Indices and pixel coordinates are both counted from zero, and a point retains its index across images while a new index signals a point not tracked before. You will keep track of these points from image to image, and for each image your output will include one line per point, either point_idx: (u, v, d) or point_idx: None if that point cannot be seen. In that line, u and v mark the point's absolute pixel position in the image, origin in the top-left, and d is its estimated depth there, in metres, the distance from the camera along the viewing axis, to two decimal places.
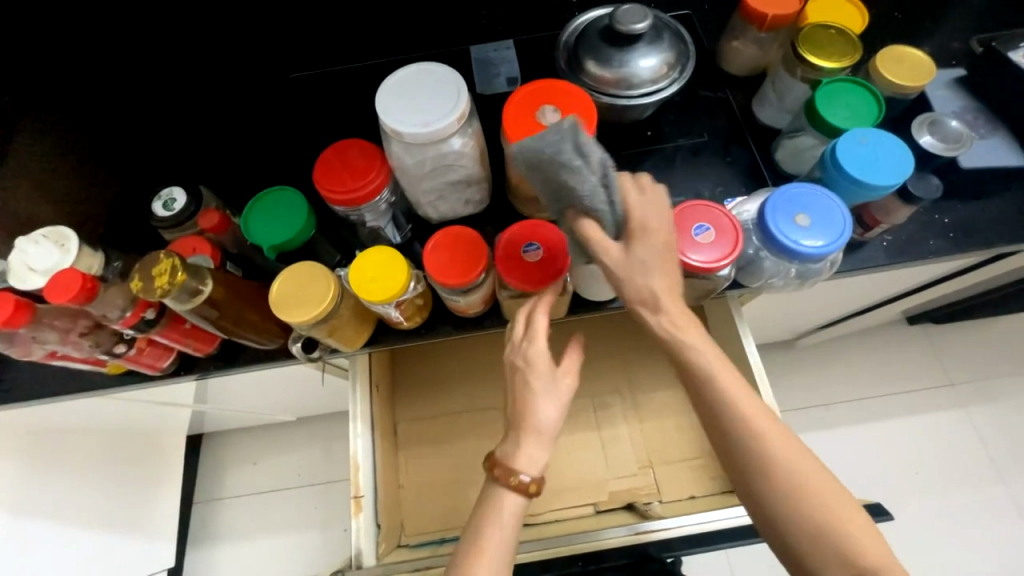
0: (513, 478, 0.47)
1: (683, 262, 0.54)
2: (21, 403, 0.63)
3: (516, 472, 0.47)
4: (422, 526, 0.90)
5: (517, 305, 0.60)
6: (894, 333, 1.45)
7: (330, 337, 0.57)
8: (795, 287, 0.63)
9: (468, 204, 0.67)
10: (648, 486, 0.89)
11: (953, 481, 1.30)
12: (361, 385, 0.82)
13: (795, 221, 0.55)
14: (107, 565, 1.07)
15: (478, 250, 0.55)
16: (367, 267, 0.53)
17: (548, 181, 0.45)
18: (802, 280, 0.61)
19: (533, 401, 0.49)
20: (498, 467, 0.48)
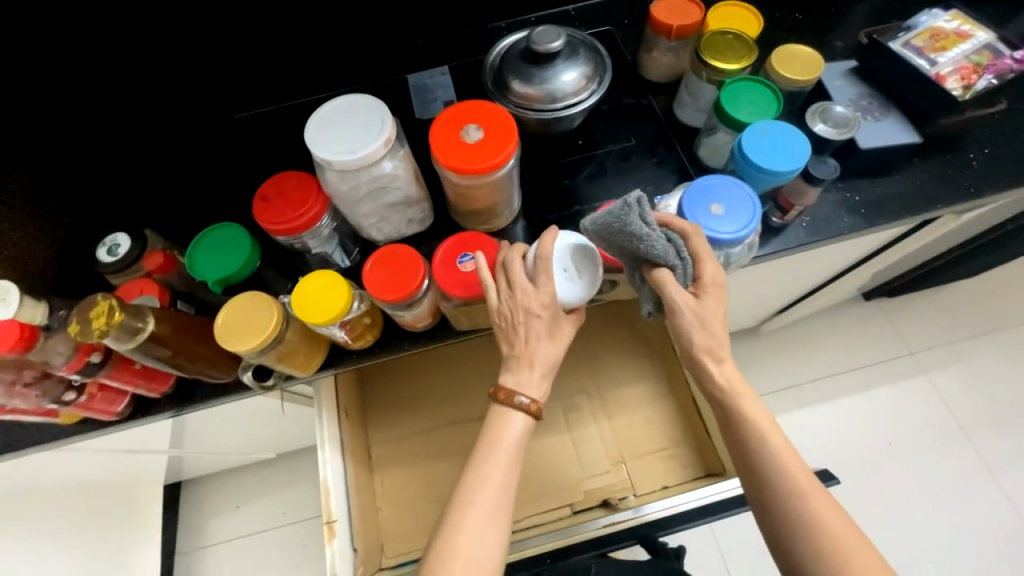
0: (514, 399, 0.53)
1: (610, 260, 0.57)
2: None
3: (518, 395, 0.53)
4: (403, 547, 0.89)
5: (462, 314, 0.63)
6: (851, 310, 1.51)
7: (280, 364, 0.58)
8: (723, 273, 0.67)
9: (411, 223, 0.70)
10: (621, 481, 0.91)
11: (924, 446, 1.34)
12: (327, 410, 0.82)
13: (709, 212, 0.59)
14: None
15: (416, 264, 0.57)
16: (310, 290, 0.55)
17: (621, 245, 0.53)
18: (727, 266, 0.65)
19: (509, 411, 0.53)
20: (504, 390, 0.53)
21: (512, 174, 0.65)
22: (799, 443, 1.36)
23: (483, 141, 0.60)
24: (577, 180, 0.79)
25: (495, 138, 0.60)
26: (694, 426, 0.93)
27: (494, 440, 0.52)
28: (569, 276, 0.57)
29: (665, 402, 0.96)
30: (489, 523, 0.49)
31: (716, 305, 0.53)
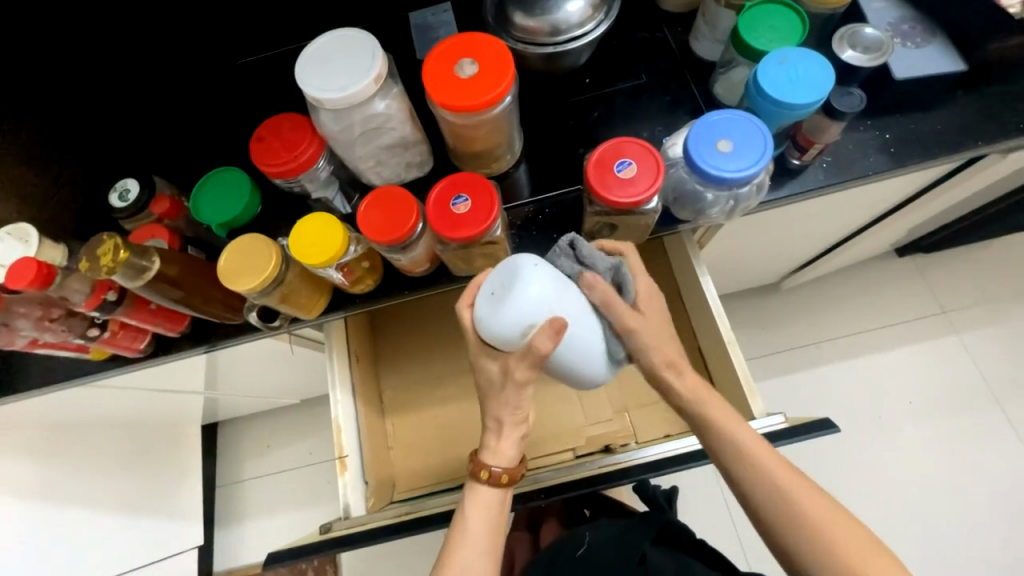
0: (487, 471, 0.61)
1: (608, 201, 0.55)
2: (21, 394, 0.69)
3: (489, 467, 0.61)
4: (414, 483, 0.95)
5: (458, 259, 0.63)
6: (883, 267, 1.44)
7: (283, 305, 0.61)
8: (729, 218, 0.64)
9: (409, 168, 0.68)
10: (623, 429, 0.92)
11: (948, 406, 1.30)
12: (338, 355, 0.86)
13: (717, 151, 0.56)
14: (134, 545, 1.16)
15: (409, 207, 0.57)
16: (306, 233, 0.56)
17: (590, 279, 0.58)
18: (733, 209, 0.62)
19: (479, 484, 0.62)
20: (478, 465, 0.61)
21: (509, 112, 0.62)
22: (815, 400, 1.34)
23: (477, 77, 0.57)
24: (583, 122, 0.75)
25: (490, 73, 0.57)
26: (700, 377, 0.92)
27: (467, 512, 0.61)
28: (497, 297, 0.50)
29: None
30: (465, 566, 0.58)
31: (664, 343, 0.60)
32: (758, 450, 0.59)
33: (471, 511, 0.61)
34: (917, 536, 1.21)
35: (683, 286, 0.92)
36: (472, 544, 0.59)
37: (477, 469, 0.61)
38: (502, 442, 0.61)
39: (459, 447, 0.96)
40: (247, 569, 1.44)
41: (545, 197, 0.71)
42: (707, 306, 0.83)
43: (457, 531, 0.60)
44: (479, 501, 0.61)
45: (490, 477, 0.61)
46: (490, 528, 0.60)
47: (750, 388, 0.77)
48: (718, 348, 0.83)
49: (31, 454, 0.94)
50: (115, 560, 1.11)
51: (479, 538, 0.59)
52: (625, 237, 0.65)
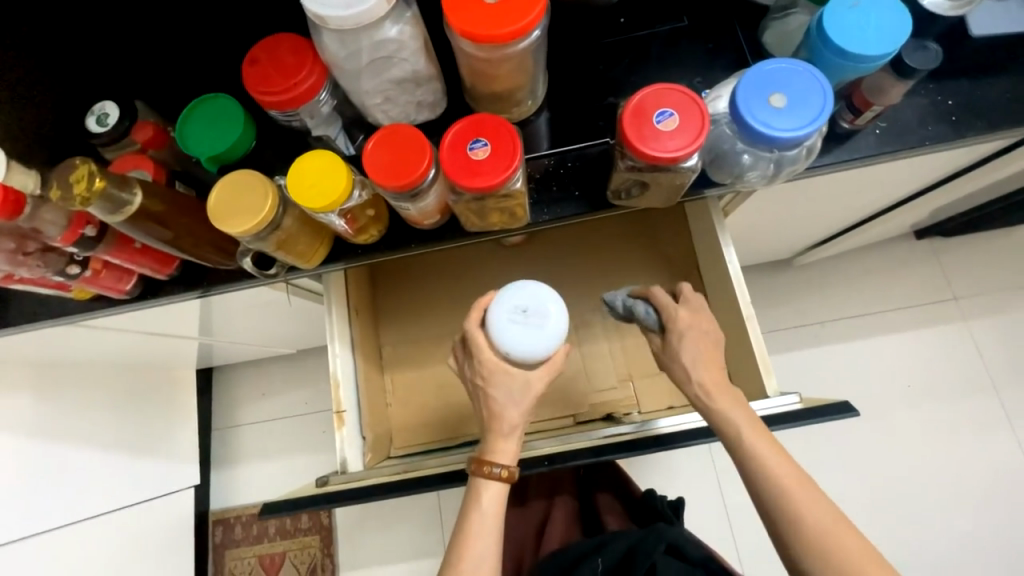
0: (489, 468, 0.60)
1: (644, 156, 0.49)
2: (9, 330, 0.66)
3: (494, 464, 0.61)
4: (411, 440, 0.94)
5: (472, 212, 0.57)
6: (898, 249, 1.39)
7: (280, 252, 0.56)
8: (772, 181, 0.58)
9: (420, 108, 0.62)
10: (628, 398, 0.91)
11: (945, 391, 1.30)
12: (337, 306, 0.83)
13: (768, 105, 0.50)
14: (124, 480, 1.17)
15: (421, 149, 0.51)
16: (304, 174, 0.51)
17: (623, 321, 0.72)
18: (779, 171, 0.56)
19: (479, 490, 0.61)
20: (479, 462, 0.61)
21: (536, 47, 0.55)
22: (813, 378, 1.33)
23: (504, 2, 0.50)
24: (614, 68, 0.68)
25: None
26: None
27: (471, 510, 0.61)
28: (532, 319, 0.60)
29: None
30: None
31: (693, 346, 0.65)
32: (752, 435, 0.59)
33: (484, 503, 0.60)
34: (896, 513, 1.24)
35: (701, 254, 0.88)
36: (479, 541, 0.59)
37: (478, 465, 0.61)
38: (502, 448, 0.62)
39: (459, 406, 0.94)
40: (245, 509, 1.49)
41: (569, 149, 0.65)
42: (727, 278, 0.79)
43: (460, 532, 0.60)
44: (487, 502, 0.60)
45: (492, 475, 0.60)
46: (499, 519, 0.60)
47: (766, 365, 0.73)
48: (734, 322, 0.79)
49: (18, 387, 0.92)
50: (112, 495, 1.14)
51: (486, 529, 0.59)
52: (654, 197, 0.59)
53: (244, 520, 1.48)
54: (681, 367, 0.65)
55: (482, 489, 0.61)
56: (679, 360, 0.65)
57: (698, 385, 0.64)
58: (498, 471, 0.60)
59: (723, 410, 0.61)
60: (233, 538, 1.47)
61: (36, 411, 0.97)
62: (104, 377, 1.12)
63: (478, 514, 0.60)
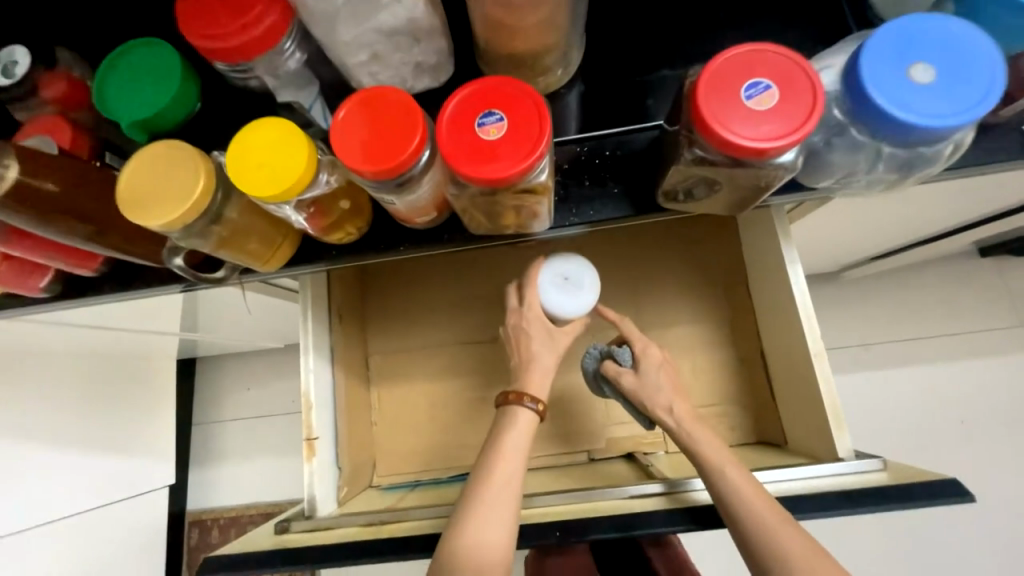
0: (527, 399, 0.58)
1: (723, 144, 0.35)
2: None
3: (525, 394, 0.59)
4: (397, 467, 0.81)
5: (478, 209, 0.43)
6: (959, 266, 1.23)
7: (225, 252, 0.42)
8: (897, 184, 0.42)
9: (419, 71, 0.48)
10: (653, 435, 0.77)
11: (1007, 431, 1.14)
12: (313, 311, 0.70)
13: (905, 78, 0.35)
14: (91, 480, 1.06)
15: (410, 120, 0.37)
16: (251, 150, 0.37)
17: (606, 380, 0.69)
18: (906, 173, 0.40)
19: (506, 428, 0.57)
20: (513, 393, 0.58)
21: None
22: (855, 408, 1.18)
23: None
24: (670, 32, 0.53)
25: None
26: (756, 385, 0.75)
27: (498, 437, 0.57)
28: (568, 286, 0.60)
29: (724, 352, 0.78)
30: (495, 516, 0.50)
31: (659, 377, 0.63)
32: (723, 456, 0.54)
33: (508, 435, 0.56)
34: (943, 567, 1.10)
35: (754, 271, 0.73)
36: (498, 482, 0.53)
37: (506, 395, 0.59)
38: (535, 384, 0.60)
39: (455, 431, 0.81)
40: (224, 511, 1.38)
41: (607, 134, 0.50)
42: (790, 306, 0.64)
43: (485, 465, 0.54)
44: (514, 441, 0.56)
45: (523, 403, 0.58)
46: (526, 463, 0.55)
47: (838, 418, 0.58)
48: (795, 359, 0.65)
49: None
50: (85, 493, 1.04)
51: (513, 465, 0.54)
52: (720, 202, 0.44)
53: (222, 523, 1.38)
54: (654, 399, 0.62)
55: (514, 418, 0.57)
56: (653, 400, 0.62)
57: (673, 414, 0.61)
58: (530, 404, 0.58)
59: (698, 438, 0.57)
60: (210, 542, 1.37)
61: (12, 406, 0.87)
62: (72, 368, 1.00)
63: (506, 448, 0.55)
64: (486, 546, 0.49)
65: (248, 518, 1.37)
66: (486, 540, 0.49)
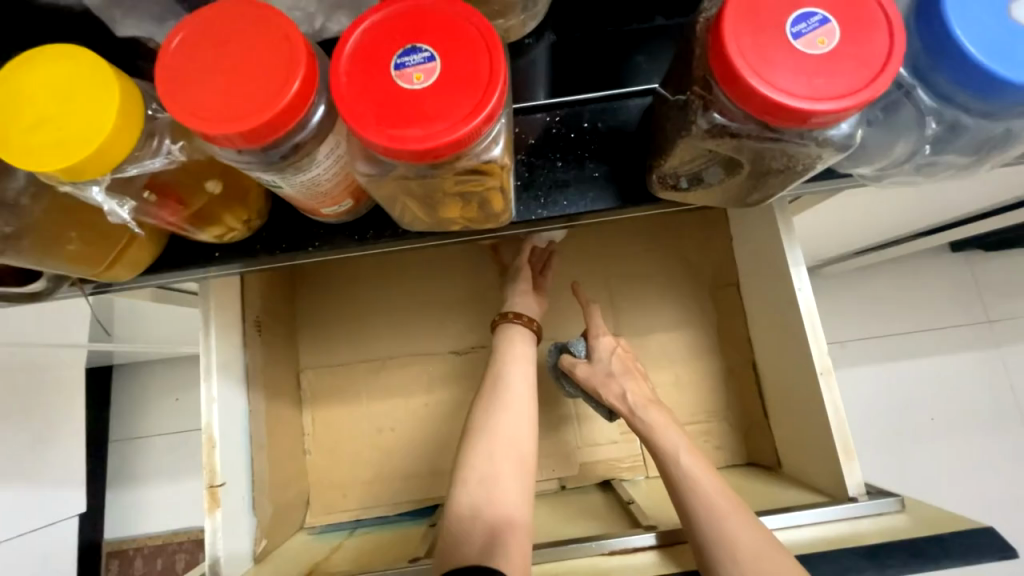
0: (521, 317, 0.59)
1: (760, 104, 0.24)
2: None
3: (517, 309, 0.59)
4: (336, 504, 0.68)
5: (407, 195, 0.31)
6: (932, 260, 1.20)
7: (25, 253, 0.28)
8: (972, 168, 0.32)
9: (328, 1, 0.35)
10: (632, 457, 0.67)
11: (979, 430, 1.12)
12: (220, 324, 0.55)
13: (1004, 16, 0.25)
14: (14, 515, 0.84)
15: (289, 61, 0.24)
16: (28, 96, 0.23)
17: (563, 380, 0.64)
18: (986, 153, 0.31)
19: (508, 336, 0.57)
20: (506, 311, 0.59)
21: None
22: None
23: None
24: None
25: None
26: (747, 399, 0.67)
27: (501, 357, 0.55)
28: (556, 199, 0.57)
29: (711, 362, 0.69)
30: (507, 457, 0.49)
31: (612, 364, 0.58)
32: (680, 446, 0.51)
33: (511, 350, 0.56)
34: None
35: (747, 272, 0.64)
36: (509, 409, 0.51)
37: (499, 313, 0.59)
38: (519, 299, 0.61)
39: (403, 459, 0.69)
40: (148, 539, 1.22)
41: (585, 101, 0.38)
42: (791, 312, 0.55)
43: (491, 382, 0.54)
44: (517, 360, 0.55)
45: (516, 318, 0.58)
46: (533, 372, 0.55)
47: (846, 445, 0.50)
48: (796, 372, 0.56)
49: None
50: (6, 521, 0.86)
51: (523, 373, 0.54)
52: (736, 191, 0.33)
53: (147, 552, 1.22)
54: (610, 394, 0.57)
55: (512, 336, 0.57)
56: (606, 389, 0.57)
57: (630, 407, 0.56)
58: (518, 319, 0.58)
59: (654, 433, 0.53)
60: (132, 574, 1.21)
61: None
62: None
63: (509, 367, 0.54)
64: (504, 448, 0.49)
65: (176, 546, 1.21)
66: (507, 441, 0.50)
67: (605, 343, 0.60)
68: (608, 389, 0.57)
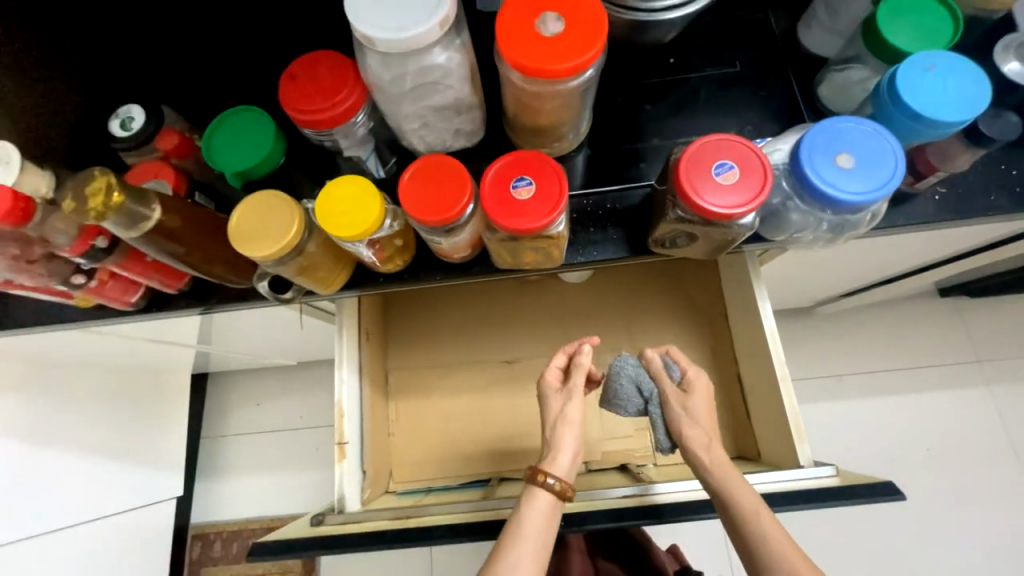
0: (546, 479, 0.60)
1: (699, 208, 0.46)
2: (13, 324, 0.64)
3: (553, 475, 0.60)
4: (412, 475, 0.88)
5: (505, 249, 0.54)
6: (921, 304, 1.35)
7: (300, 277, 0.52)
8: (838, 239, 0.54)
9: (458, 135, 0.59)
10: (644, 449, 0.86)
11: (967, 459, 1.24)
12: (348, 331, 0.79)
13: (836, 164, 0.47)
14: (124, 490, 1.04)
15: (461, 185, 0.48)
16: (333, 200, 0.47)
17: (641, 384, 0.66)
18: (841, 232, 0.53)
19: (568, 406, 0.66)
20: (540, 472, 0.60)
21: (589, 85, 0.52)
22: (829, 434, 1.28)
23: (561, 37, 0.47)
24: (659, 110, 0.65)
25: (578, 31, 0.47)
26: (734, 406, 0.85)
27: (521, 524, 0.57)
28: None
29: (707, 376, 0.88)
30: None
31: (703, 404, 0.65)
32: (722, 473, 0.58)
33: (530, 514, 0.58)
34: None
35: (732, 306, 0.84)
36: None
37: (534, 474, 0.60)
38: (568, 406, 0.66)
39: (463, 443, 0.89)
40: (226, 525, 1.42)
41: (608, 190, 0.62)
42: (760, 333, 0.75)
43: (511, 533, 0.57)
44: (540, 505, 0.59)
45: (547, 484, 0.60)
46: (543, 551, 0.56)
47: (800, 432, 0.68)
48: (766, 380, 0.75)
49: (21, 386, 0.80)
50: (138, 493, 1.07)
51: (531, 547, 0.56)
52: (697, 249, 0.55)
53: (225, 537, 1.42)
54: (693, 439, 0.61)
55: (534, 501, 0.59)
56: (692, 434, 0.62)
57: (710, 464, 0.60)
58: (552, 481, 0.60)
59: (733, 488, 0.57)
60: (211, 555, 1.41)
61: (89, 410, 0.94)
62: (120, 376, 1.00)
63: (532, 514, 0.58)
64: None
65: (249, 532, 1.41)
66: None
67: (698, 385, 0.66)
68: (693, 431, 0.62)
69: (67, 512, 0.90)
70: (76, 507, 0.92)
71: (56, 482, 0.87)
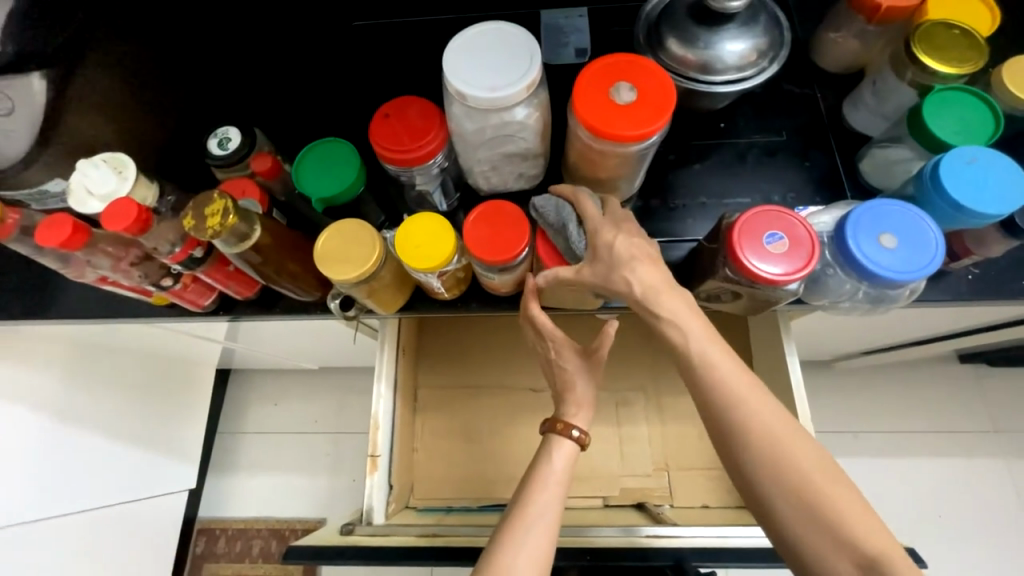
0: (568, 430, 0.60)
1: (748, 272, 0.49)
2: (88, 315, 0.69)
3: (574, 427, 0.60)
4: (432, 492, 0.90)
5: (558, 289, 0.58)
6: (941, 369, 1.35)
7: (369, 298, 0.57)
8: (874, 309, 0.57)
9: (520, 178, 0.64)
10: (662, 489, 0.87)
11: (981, 530, 1.22)
12: (389, 346, 0.82)
13: (879, 243, 0.50)
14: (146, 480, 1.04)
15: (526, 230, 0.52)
16: (410, 234, 0.52)
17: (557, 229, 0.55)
18: (877, 304, 0.56)
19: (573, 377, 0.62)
20: (562, 423, 0.60)
21: (649, 150, 0.57)
22: None
23: (632, 106, 0.52)
24: (708, 170, 0.69)
25: (648, 103, 0.52)
26: None
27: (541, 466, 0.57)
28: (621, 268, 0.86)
29: None
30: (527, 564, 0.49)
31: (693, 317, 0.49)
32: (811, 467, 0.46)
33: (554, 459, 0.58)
34: None
35: (758, 357, 0.87)
36: (531, 527, 0.52)
37: (555, 422, 0.60)
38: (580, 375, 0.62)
39: (484, 465, 0.92)
40: (233, 522, 1.44)
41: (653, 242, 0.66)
42: (786, 387, 0.77)
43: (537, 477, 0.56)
44: (563, 456, 0.58)
45: (569, 433, 0.59)
46: (560, 499, 0.55)
47: None
48: None
49: (71, 371, 0.83)
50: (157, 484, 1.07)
51: (552, 497, 0.55)
52: (737, 305, 0.59)
53: (229, 534, 1.43)
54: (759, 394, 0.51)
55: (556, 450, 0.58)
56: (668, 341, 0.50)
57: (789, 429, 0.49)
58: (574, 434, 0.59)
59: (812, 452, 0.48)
60: (215, 551, 1.42)
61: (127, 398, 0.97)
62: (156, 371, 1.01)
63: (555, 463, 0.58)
64: (539, 545, 0.51)
65: (254, 531, 1.42)
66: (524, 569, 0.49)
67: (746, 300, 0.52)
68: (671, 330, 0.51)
69: (94, 496, 0.91)
70: (102, 493, 0.93)
71: (88, 467, 0.89)
